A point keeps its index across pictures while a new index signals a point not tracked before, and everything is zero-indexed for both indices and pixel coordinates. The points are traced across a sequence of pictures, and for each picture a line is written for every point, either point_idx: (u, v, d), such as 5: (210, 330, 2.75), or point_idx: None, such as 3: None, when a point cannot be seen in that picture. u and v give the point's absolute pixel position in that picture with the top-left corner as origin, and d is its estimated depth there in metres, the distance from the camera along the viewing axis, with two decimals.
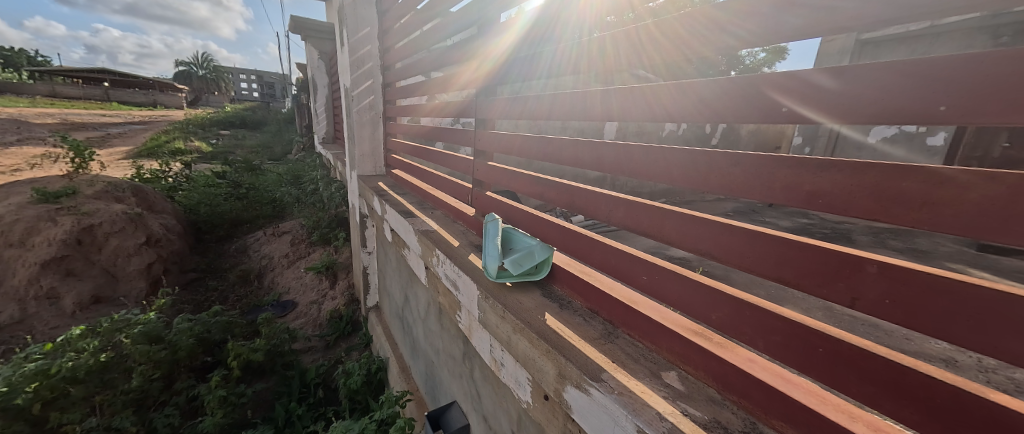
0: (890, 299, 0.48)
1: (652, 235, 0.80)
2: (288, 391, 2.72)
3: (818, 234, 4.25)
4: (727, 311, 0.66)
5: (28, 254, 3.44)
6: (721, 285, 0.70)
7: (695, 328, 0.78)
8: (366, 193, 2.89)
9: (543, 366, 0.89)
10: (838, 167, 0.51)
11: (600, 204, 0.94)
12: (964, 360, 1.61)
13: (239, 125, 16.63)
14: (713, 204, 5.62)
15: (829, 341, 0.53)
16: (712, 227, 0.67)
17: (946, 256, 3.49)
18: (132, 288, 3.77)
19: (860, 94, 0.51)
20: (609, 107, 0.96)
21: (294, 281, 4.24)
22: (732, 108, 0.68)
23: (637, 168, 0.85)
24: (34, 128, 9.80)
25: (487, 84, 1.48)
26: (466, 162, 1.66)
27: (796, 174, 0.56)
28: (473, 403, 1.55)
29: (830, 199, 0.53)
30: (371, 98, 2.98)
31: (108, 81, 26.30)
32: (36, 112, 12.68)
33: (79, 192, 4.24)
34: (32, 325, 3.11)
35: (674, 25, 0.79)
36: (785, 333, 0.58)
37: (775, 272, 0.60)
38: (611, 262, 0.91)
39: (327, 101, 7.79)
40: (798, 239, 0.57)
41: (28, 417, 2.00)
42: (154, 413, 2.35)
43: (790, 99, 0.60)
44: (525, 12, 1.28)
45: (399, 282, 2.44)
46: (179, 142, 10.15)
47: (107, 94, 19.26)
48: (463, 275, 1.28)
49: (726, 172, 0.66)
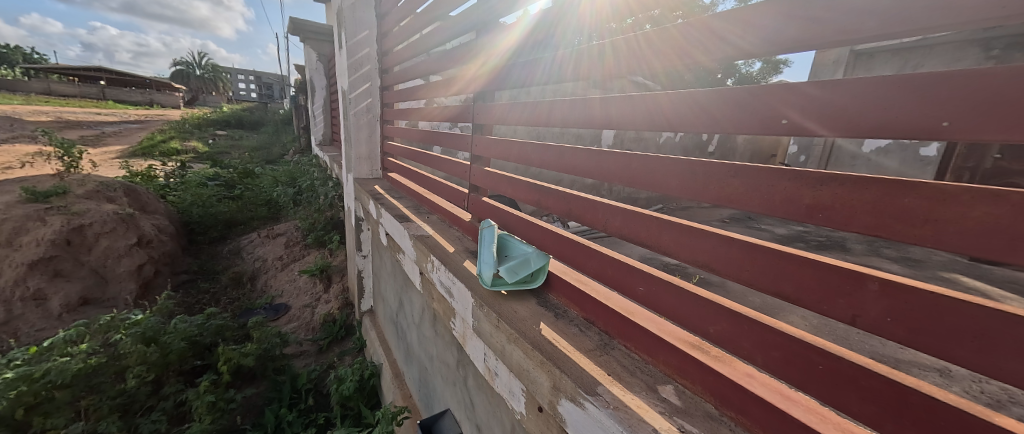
0: (892, 317, 0.46)
1: (648, 244, 0.79)
2: (278, 397, 2.67)
3: (814, 242, 4.32)
4: (726, 324, 0.64)
5: (15, 254, 3.36)
6: (720, 299, 0.68)
7: (692, 340, 0.77)
8: (362, 197, 2.86)
9: (537, 377, 0.87)
10: (840, 179, 0.50)
11: (597, 212, 0.93)
12: (958, 372, 1.64)
13: (236, 126, 16.56)
14: (709, 211, 5.68)
15: (829, 358, 0.52)
16: (713, 240, 0.65)
17: (939, 266, 3.55)
18: (122, 289, 3.72)
19: (860, 105, 0.51)
20: (610, 113, 0.94)
21: (287, 284, 4.19)
22: (730, 118, 0.67)
23: (635, 178, 0.84)
24: (28, 126, 9.70)
25: (488, 87, 1.45)
26: (463, 167, 1.65)
27: (797, 186, 0.55)
28: (467, 412, 1.52)
29: (831, 213, 0.51)
30: (369, 102, 2.94)
31: (103, 80, 26.11)
32: (29, 109, 12.51)
33: (70, 192, 4.18)
34: (17, 326, 3.03)
35: (673, 34, 0.79)
36: (784, 350, 0.56)
37: (775, 287, 0.58)
38: (608, 273, 0.90)
39: (326, 104, 7.78)
40: (796, 252, 0.55)
41: (10, 422, 1.94)
42: (141, 419, 2.29)
43: (790, 108, 0.58)
44: (526, 16, 1.27)
45: (394, 287, 2.41)
46: (176, 143, 10.10)
47: (103, 92, 19.19)
48: (458, 282, 1.27)
49: (725, 182, 0.64)
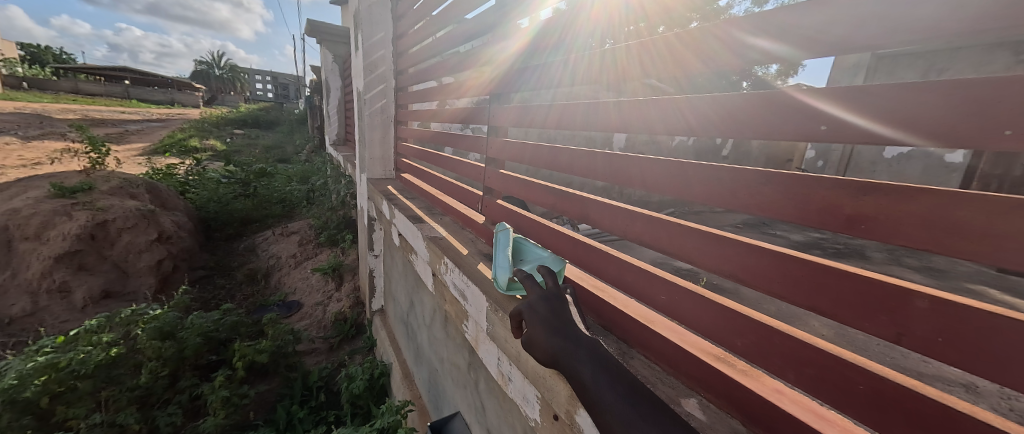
0: (942, 337, 0.43)
1: (671, 252, 0.77)
2: (290, 394, 2.71)
3: (830, 249, 4.22)
4: (754, 338, 0.62)
5: (43, 248, 3.48)
6: (748, 310, 0.65)
7: (717, 352, 0.74)
8: (375, 197, 2.89)
9: (554, 386, 0.86)
10: (885, 190, 0.47)
11: (616, 217, 0.91)
12: (985, 387, 1.58)
13: (253, 125, 16.91)
14: (721, 216, 5.61)
15: (870, 378, 0.49)
16: (742, 249, 0.63)
17: (965, 277, 3.43)
18: (142, 283, 3.82)
19: (911, 108, 0.47)
20: (624, 118, 0.94)
21: (300, 282, 4.26)
22: (762, 123, 0.64)
23: (654, 182, 0.82)
24: (56, 124, 10.09)
25: (499, 88, 1.45)
26: (477, 169, 1.64)
27: (837, 195, 0.52)
28: (478, 416, 1.51)
29: (874, 226, 0.49)
30: (383, 102, 2.97)
31: (129, 80, 27.12)
32: (59, 107, 13.02)
33: (95, 188, 4.29)
34: (43, 318, 3.20)
35: (689, 35, 0.77)
36: (817, 367, 0.54)
37: (809, 301, 0.55)
38: (627, 280, 0.88)
39: (340, 104, 7.91)
40: (833, 264, 0.52)
41: (35, 410, 2.01)
42: (158, 411, 2.35)
43: (833, 110, 0.55)
44: (538, 21, 1.28)
45: (405, 287, 2.43)
46: (195, 141, 10.40)
47: (127, 92, 19.88)
48: (472, 285, 1.25)
49: (755, 189, 0.62)
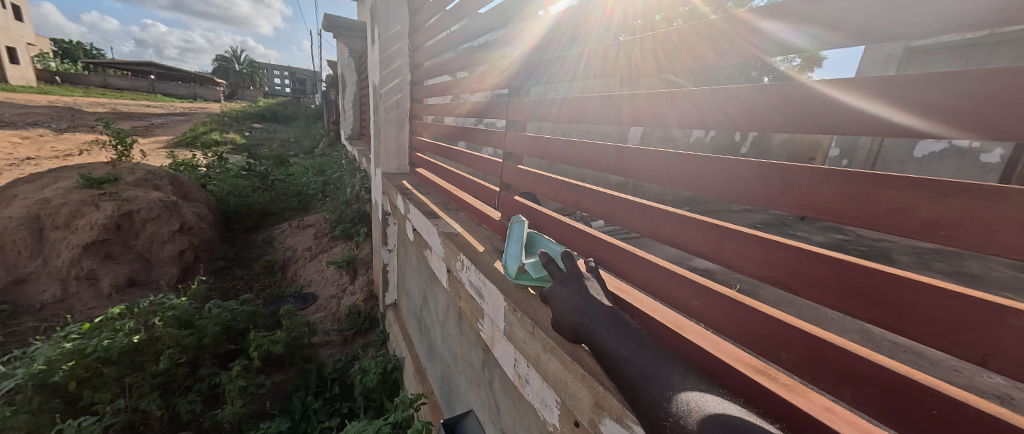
0: None
1: (705, 255, 0.72)
2: (305, 385, 2.76)
3: (855, 252, 4.08)
4: (803, 350, 0.57)
5: (72, 236, 3.60)
6: (796, 321, 0.60)
7: (756, 364, 0.69)
8: (390, 191, 2.88)
9: (576, 392, 0.82)
10: (972, 191, 0.41)
11: (642, 216, 0.86)
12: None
13: (271, 119, 17.23)
14: (740, 215, 5.46)
15: (948, 403, 0.43)
16: (792, 254, 0.58)
17: (999, 283, 3.28)
18: (165, 273, 3.94)
19: (986, 103, 0.41)
20: (640, 114, 0.89)
21: (315, 274, 4.31)
22: (808, 120, 0.57)
23: (682, 179, 0.77)
24: (86, 117, 10.44)
25: (512, 82, 1.41)
26: (494, 164, 1.60)
27: (913, 196, 0.46)
28: (491, 414, 1.49)
29: (955, 231, 0.43)
30: (398, 96, 2.93)
31: (154, 75, 27.96)
32: (89, 101, 13.49)
33: (121, 179, 4.40)
34: (72, 304, 3.32)
35: (709, 26, 0.72)
36: (881, 386, 0.49)
37: (873, 314, 0.50)
38: (655, 282, 0.83)
39: (356, 98, 7.95)
40: (906, 275, 0.47)
41: (63, 394, 2.09)
42: (178, 398, 2.43)
43: (889, 107, 0.48)
44: (551, 15, 1.23)
45: (419, 283, 2.42)
46: (216, 134, 10.64)
47: (152, 87, 20.48)
48: (489, 283, 1.22)
49: (809, 189, 0.57)
